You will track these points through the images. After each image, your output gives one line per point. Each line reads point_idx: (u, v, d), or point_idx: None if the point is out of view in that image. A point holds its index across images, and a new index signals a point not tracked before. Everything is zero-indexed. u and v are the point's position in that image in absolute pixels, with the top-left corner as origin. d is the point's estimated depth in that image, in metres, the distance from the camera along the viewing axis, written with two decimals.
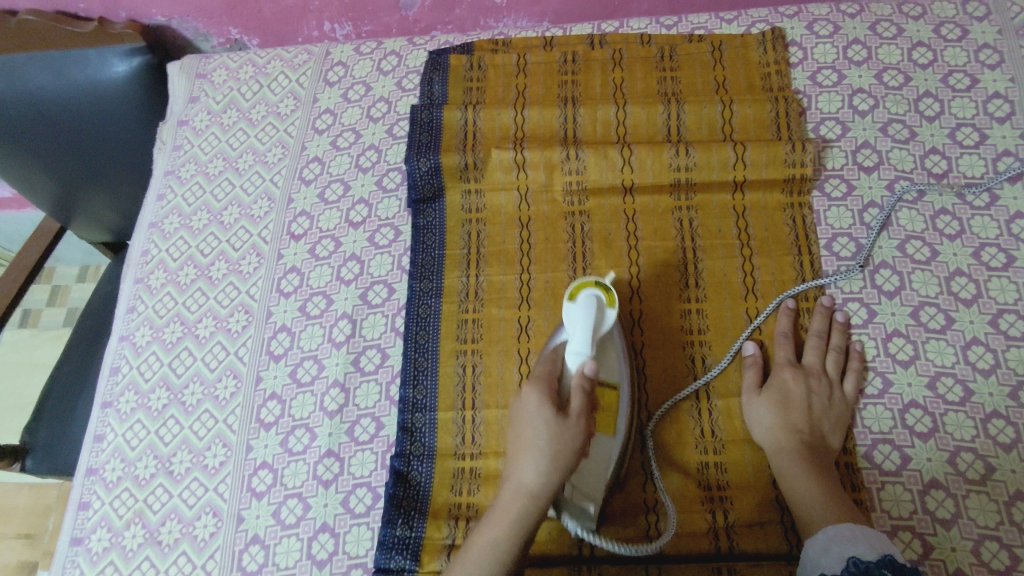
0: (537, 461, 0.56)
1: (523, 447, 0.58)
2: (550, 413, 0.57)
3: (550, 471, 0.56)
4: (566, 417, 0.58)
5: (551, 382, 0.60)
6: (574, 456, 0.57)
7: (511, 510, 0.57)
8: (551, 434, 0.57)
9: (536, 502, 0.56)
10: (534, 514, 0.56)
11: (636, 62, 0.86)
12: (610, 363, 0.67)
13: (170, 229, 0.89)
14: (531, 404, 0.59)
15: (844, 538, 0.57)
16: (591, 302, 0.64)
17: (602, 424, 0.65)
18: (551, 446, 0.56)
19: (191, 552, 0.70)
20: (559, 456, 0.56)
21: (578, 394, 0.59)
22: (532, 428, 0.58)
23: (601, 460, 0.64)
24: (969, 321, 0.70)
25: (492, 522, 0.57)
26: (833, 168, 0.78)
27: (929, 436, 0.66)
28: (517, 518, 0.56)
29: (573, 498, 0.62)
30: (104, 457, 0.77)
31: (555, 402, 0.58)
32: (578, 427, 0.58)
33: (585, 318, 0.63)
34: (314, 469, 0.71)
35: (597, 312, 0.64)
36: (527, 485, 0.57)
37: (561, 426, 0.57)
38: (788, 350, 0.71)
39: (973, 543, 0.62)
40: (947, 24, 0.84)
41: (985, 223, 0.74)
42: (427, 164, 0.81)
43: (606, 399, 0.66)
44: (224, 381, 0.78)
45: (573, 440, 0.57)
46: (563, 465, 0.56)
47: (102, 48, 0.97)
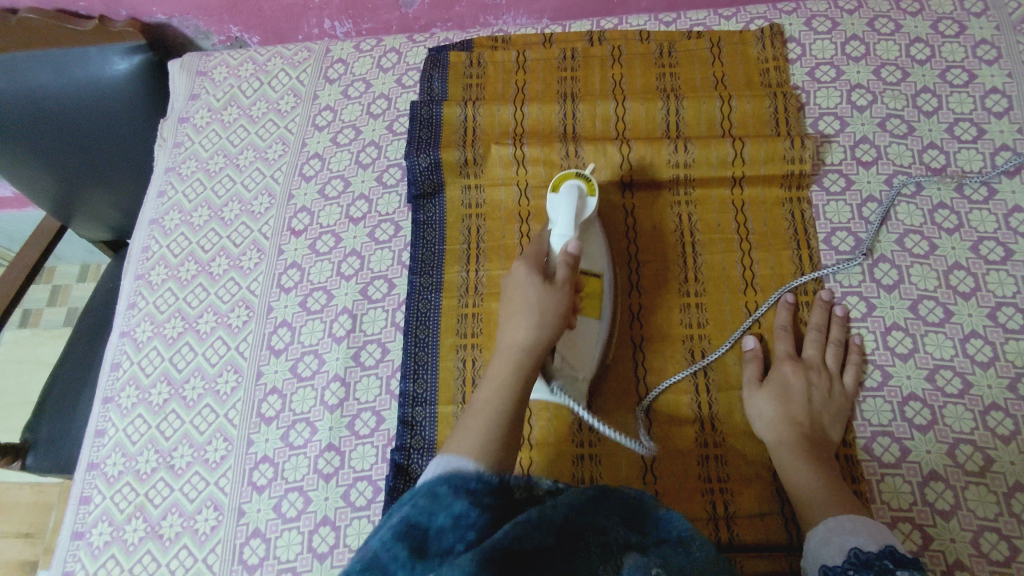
0: (527, 317, 0.59)
1: (512, 312, 0.60)
2: (537, 279, 0.61)
3: (539, 325, 0.59)
4: (551, 284, 0.61)
5: (536, 258, 0.63)
6: (560, 315, 0.60)
7: (507, 365, 0.58)
8: (540, 294, 0.60)
9: (530, 354, 0.58)
10: (530, 363, 0.58)
11: (636, 57, 0.86)
12: (592, 252, 0.71)
13: (171, 225, 0.89)
14: (518, 275, 0.61)
15: (844, 529, 0.57)
16: (572, 192, 0.68)
17: (586, 308, 0.68)
18: (539, 304, 0.59)
19: (192, 546, 0.70)
20: (547, 314, 0.59)
21: (562, 265, 0.62)
22: (521, 295, 0.60)
23: (586, 339, 0.68)
24: (967, 315, 0.70)
25: (489, 380, 0.57)
26: (831, 163, 0.79)
27: (928, 428, 0.66)
28: (515, 370, 0.57)
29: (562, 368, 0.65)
30: (105, 452, 0.77)
31: (540, 272, 0.62)
32: (563, 290, 0.61)
33: (568, 202, 0.67)
34: (314, 463, 0.72)
35: (579, 202, 0.68)
36: (518, 340, 0.58)
37: (547, 289, 0.60)
38: (787, 343, 0.71)
39: (972, 534, 0.62)
40: (945, 21, 0.84)
41: (983, 217, 0.74)
42: (427, 160, 0.81)
43: (589, 286, 0.69)
44: (225, 376, 0.78)
45: (558, 300, 0.60)
46: (552, 319, 0.59)
47: (102, 44, 0.96)
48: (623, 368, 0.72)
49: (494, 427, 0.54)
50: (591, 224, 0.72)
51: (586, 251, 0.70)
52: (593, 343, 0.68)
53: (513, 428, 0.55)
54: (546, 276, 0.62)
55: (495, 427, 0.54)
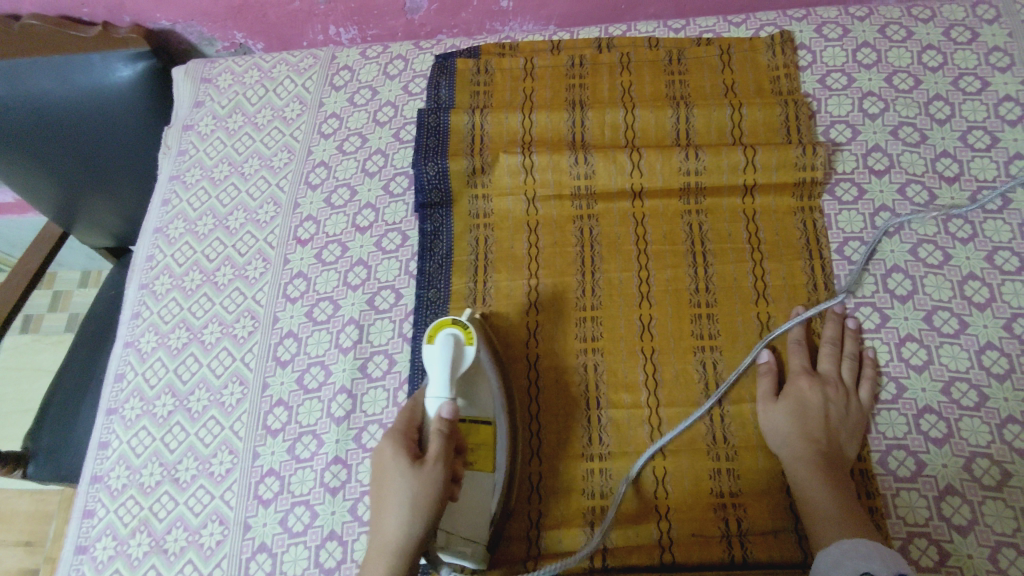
0: (398, 508, 0.57)
1: (384, 504, 0.58)
2: (406, 461, 0.59)
3: (410, 518, 0.57)
4: (421, 463, 0.58)
5: (408, 433, 0.61)
6: (433, 500, 0.57)
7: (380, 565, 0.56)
8: (409, 479, 0.58)
9: (404, 549, 0.56)
10: (403, 562, 0.56)
11: (644, 65, 0.86)
12: (479, 399, 0.67)
13: (175, 234, 0.88)
14: (386, 455, 0.60)
15: (858, 553, 0.56)
16: (447, 345, 0.65)
17: (481, 463, 0.65)
18: (409, 493, 0.57)
19: (197, 561, 0.69)
20: (420, 501, 0.57)
21: (435, 439, 0.59)
22: (391, 481, 0.58)
23: (478, 498, 0.64)
24: (982, 325, 0.69)
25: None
26: (843, 171, 0.78)
27: (944, 441, 0.65)
28: (387, 570, 0.56)
29: (448, 543, 0.62)
30: (108, 464, 0.76)
31: (411, 451, 0.60)
32: (435, 470, 0.58)
33: (442, 361, 0.64)
34: (321, 476, 0.71)
35: (455, 352, 0.65)
36: (391, 538, 0.57)
37: (416, 471, 0.58)
38: (803, 358, 0.70)
39: (990, 550, 0.61)
40: (957, 27, 0.83)
41: (997, 227, 0.73)
42: (435, 168, 0.80)
43: (481, 436, 0.66)
44: (231, 388, 0.77)
45: (432, 483, 0.58)
46: (425, 509, 0.57)
47: (106, 53, 0.96)
48: (632, 379, 0.71)
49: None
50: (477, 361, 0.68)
51: (471, 400, 0.66)
52: (485, 499, 0.64)
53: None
54: (418, 453, 0.60)
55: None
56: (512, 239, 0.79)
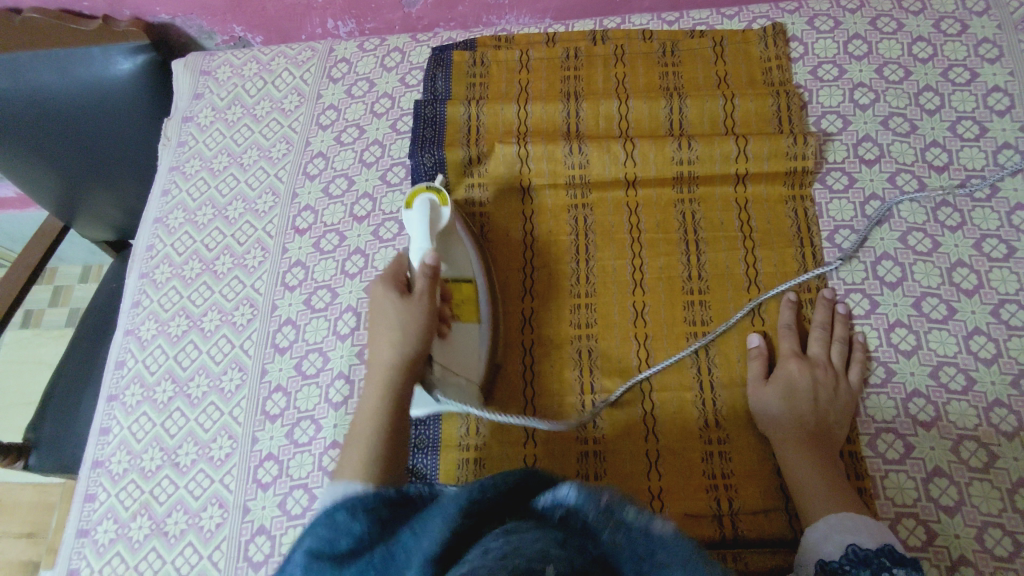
0: (391, 334, 0.61)
1: (378, 333, 0.62)
2: (395, 294, 0.63)
3: (402, 341, 0.61)
4: (410, 297, 0.63)
5: (397, 275, 0.65)
6: (422, 327, 0.62)
7: (377, 386, 0.60)
8: (400, 309, 0.62)
9: (400, 368, 0.60)
10: (399, 379, 0.60)
11: (638, 57, 0.87)
12: (457, 259, 0.72)
13: (175, 224, 0.89)
14: (378, 294, 0.64)
15: (845, 527, 0.58)
16: (424, 206, 0.71)
17: (463, 313, 0.70)
18: (400, 321, 0.61)
19: (197, 543, 0.70)
20: (410, 328, 0.61)
21: (421, 277, 0.63)
22: (383, 315, 0.62)
23: (466, 341, 0.70)
24: (971, 312, 0.70)
25: (365, 401, 0.60)
26: (834, 161, 0.79)
27: (932, 425, 0.67)
28: (385, 385, 0.60)
29: (443, 376, 0.66)
30: (109, 449, 0.77)
31: (400, 288, 0.64)
32: (422, 302, 0.62)
33: (421, 218, 0.70)
34: (319, 460, 0.72)
35: (432, 212, 0.71)
36: (386, 361, 0.60)
37: (406, 303, 0.62)
38: (792, 341, 0.71)
39: (976, 530, 0.62)
40: (947, 19, 0.84)
41: (985, 215, 0.74)
42: (432, 159, 0.81)
43: (463, 292, 0.71)
44: (230, 374, 0.78)
45: (420, 312, 0.62)
46: (415, 333, 0.61)
47: (106, 45, 0.97)
48: (625, 362, 0.73)
49: (371, 447, 0.56)
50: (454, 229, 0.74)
51: (450, 259, 0.72)
52: (473, 344, 0.70)
53: (392, 441, 0.57)
54: (406, 290, 0.64)
55: (373, 449, 0.56)
56: (508, 227, 0.80)
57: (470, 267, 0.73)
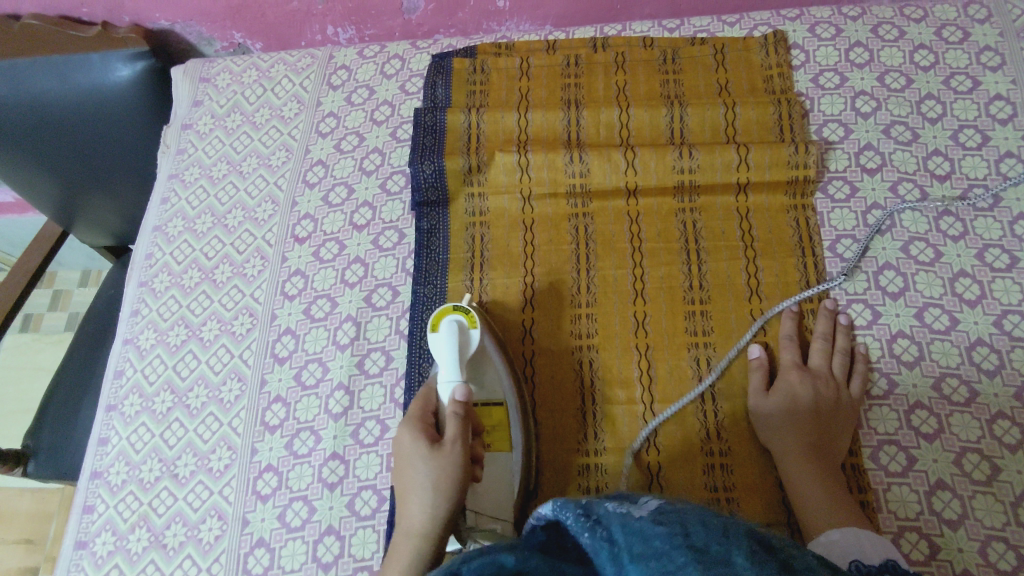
0: (422, 494, 0.60)
1: (407, 492, 0.61)
2: (426, 445, 0.61)
3: (433, 502, 0.60)
4: (441, 448, 0.61)
5: (425, 422, 0.64)
6: (455, 483, 0.60)
7: (406, 551, 0.58)
8: (430, 467, 0.60)
9: (430, 533, 0.59)
10: (429, 544, 0.59)
11: (639, 65, 0.86)
12: (490, 382, 0.69)
13: (174, 232, 0.89)
14: (405, 444, 0.63)
15: (848, 541, 0.58)
16: (453, 331, 0.68)
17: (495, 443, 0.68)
18: (430, 480, 0.60)
19: (195, 556, 0.70)
20: (440, 488, 0.60)
21: (451, 423, 0.62)
22: (412, 473, 0.61)
23: (499, 476, 0.67)
24: (973, 322, 0.70)
25: (391, 566, 0.58)
26: (836, 170, 0.79)
27: (935, 437, 0.66)
28: (415, 552, 0.58)
29: (477, 522, 0.65)
30: (108, 460, 0.77)
31: (429, 436, 0.63)
32: (454, 453, 0.61)
33: (450, 347, 0.67)
34: (319, 472, 0.72)
35: (460, 336, 0.68)
36: (416, 522, 0.60)
37: (436, 459, 0.61)
38: (793, 352, 0.71)
39: (980, 544, 0.62)
40: (949, 27, 0.84)
41: (988, 225, 0.74)
42: (432, 167, 0.80)
43: (495, 419, 0.69)
44: (229, 384, 0.78)
45: (452, 467, 0.61)
46: (447, 491, 0.60)
47: (105, 51, 0.96)
48: (626, 376, 0.72)
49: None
50: (483, 347, 0.70)
51: (481, 384, 0.69)
52: (505, 478, 0.67)
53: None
54: (436, 438, 0.63)
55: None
56: (510, 237, 0.79)
57: (501, 388, 0.69)
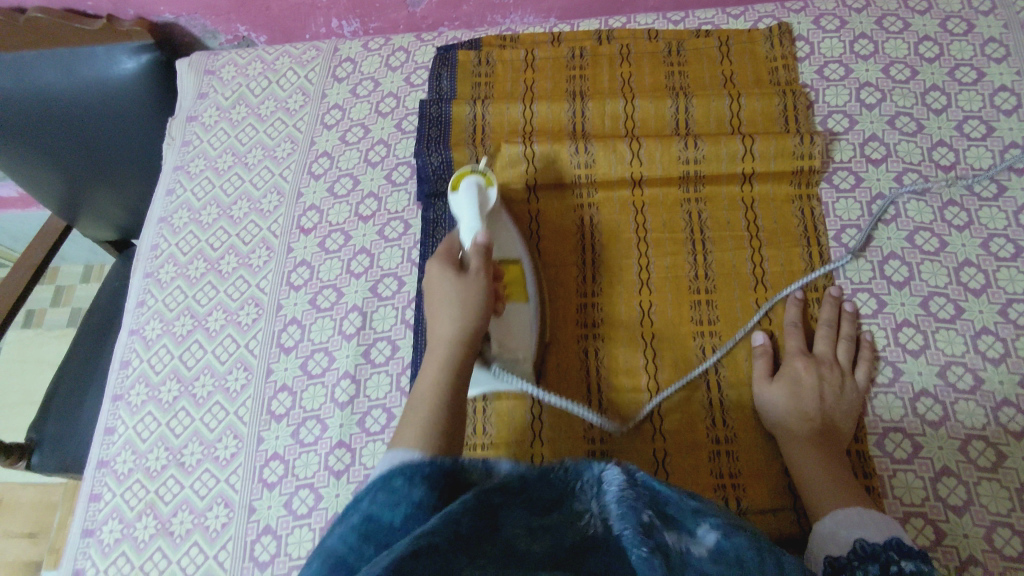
0: (451, 308, 0.61)
1: (436, 310, 0.62)
2: (452, 273, 0.63)
3: (462, 315, 0.61)
4: (466, 274, 0.63)
5: (449, 254, 0.66)
6: (481, 302, 0.62)
7: (436, 360, 0.59)
8: (457, 285, 0.62)
9: (459, 341, 0.60)
10: (459, 353, 0.60)
11: (644, 56, 0.87)
12: (503, 242, 0.73)
13: (180, 223, 0.89)
14: (433, 272, 0.64)
15: (852, 522, 0.58)
16: (470, 191, 0.71)
17: (513, 292, 0.70)
18: (459, 296, 0.62)
19: (202, 543, 0.70)
20: (469, 304, 0.61)
21: (475, 255, 0.64)
22: (440, 291, 0.63)
23: (520, 323, 0.69)
24: (978, 311, 0.70)
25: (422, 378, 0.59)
26: (841, 160, 0.79)
27: (940, 424, 0.66)
28: (445, 360, 0.59)
29: (500, 353, 0.67)
30: (114, 449, 0.77)
31: (455, 266, 0.64)
32: (479, 280, 0.63)
33: (469, 201, 0.70)
34: (325, 460, 0.72)
35: (479, 193, 0.71)
36: (446, 333, 0.60)
37: (462, 279, 0.62)
38: (798, 339, 0.71)
39: (986, 530, 0.62)
40: (953, 19, 0.84)
41: (993, 214, 0.74)
42: (438, 158, 0.81)
43: (510, 272, 0.71)
44: (235, 373, 0.78)
45: (477, 288, 0.62)
46: (474, 307, 0.61)
47: (110, 44, 0.96)
48: (632, 363, 0.72)
49: (432, 417, 0.55)
50: (498, 214, 0.73)
51: (497, 242, 0.72)
52: (525, 325, 0.69)
53: (451, 410, 0.56)
54: (461, 267, 0.64)
55: (433, 418, 0.55)
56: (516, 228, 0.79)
57: (517, 250, 0.73)
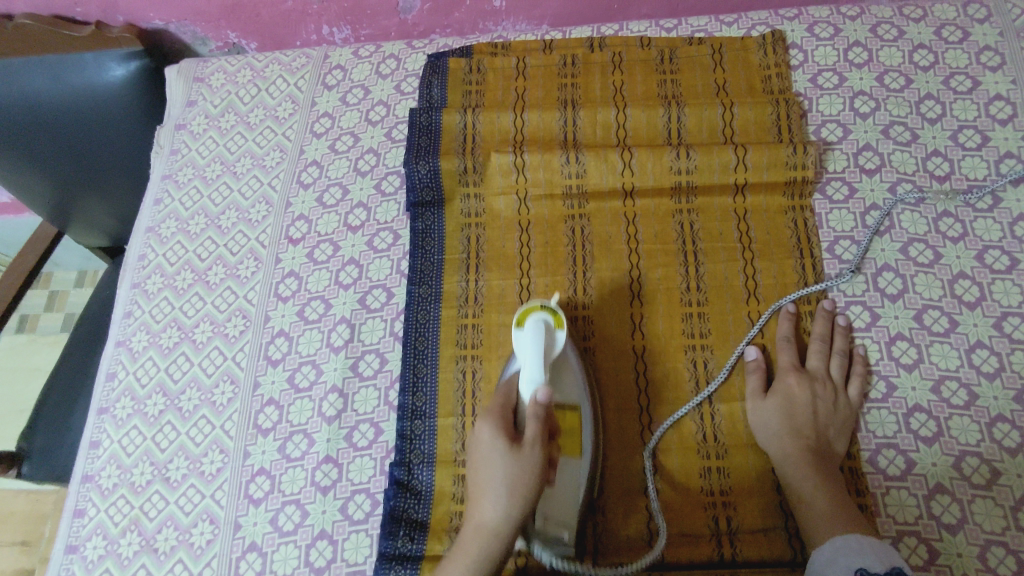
0: (496, 493, 0.56)
1: (481, 486, 0.57)
2: (505, 444, 0.57)
3: (508, 504, 0.55)
4: (520, 448, 0.57)
5: (504, 416, 0.60)
6: (530, 489, 0.56)
7: (473, 548, 0.55)
8: (508, 465, 0.56)
9: (498, 535, 0.55)
10: (496, 548, 0.55)
11: (636, 64, 0.86)
12: (565, 386, 0.66)
13: (167, 233, 0.88)
14: (484, 438, 0.58)
15: (852, 549, 0.56)
16: (537, 331, 0.63)
17: (569, 447, 0.64)
18: (507, 480, 0.55)
19: (187, 560, 0.69)
20: (516, 488, 0.55)
21: (532, 425, 0.57)
22: (488, 465, 0.56)
23: (568, 485, 0.63)
24: (973, 325, 0.69)
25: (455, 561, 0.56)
26: (834, 170, 0.78)
27: (934, 440, 0.66)
28: (480, 557, 0.55)
29: (544, 528, 0.63)
30: (99, 463, 0.76)
31: (509, 435, 0.58)
32: (533, 457, 0.56)
33: (535, 344, 0.62)
34: (311, 475, 0.71)
35: (547, 334, 0.64)
36: (489, 522, 0.55)
37: (515, 458, 0.56)
38: (791, 354, 0.70)
39: (980, 549, 0.61)
40: (948, 26, 0.83)
41: (988, 226, 0.73)
42: (427, 167, 0.80)
43: (568, 422, 0.65)
44: (222, 386, 0.77)
45: (529, 471, 0.56)
46: (523, 494, 0.55)
47: (99, 52, 0.95)
48: (624, 380, 0.71)
49: None
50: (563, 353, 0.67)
51: (558, 387, 0.66)
52: (575, 487, 0.64)
53: None
54: (515, 437, 0.58)
55: None
56: (506, 240, 0.78)
57: (578, 395, 0.66)
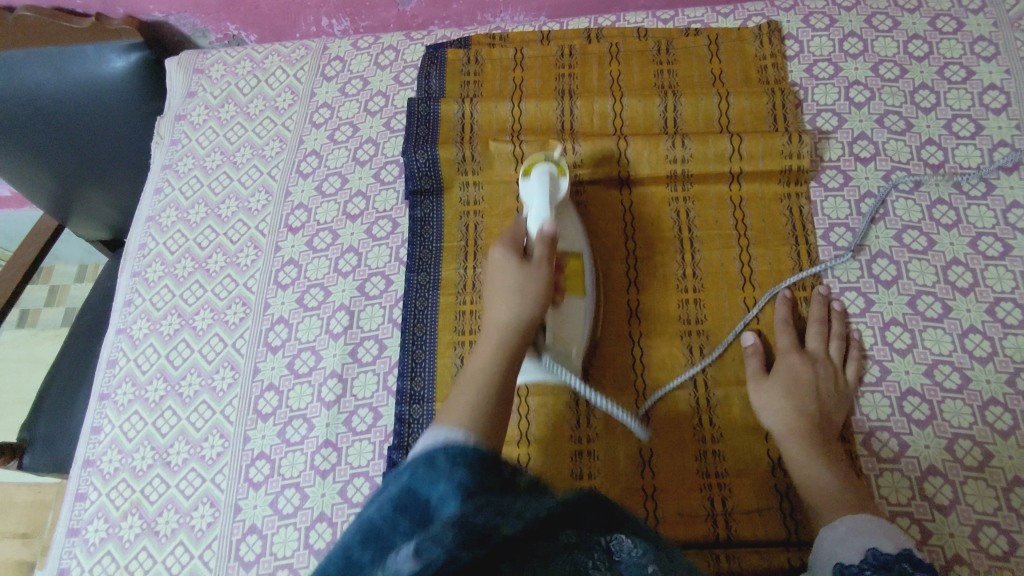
0: (508, 298, 0.61)
1: (494, 294, 0.62)
2: (514, 259, 0.63)
3: (520, 302, 0.61)
4: (529, 262, 0.63)
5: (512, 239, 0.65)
6: (539, 293, 0.62)
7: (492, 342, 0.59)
8: (518, 275, 0.62)
9: (513, 325, 0.60)
10: (512, 339, 0.59)
11: (633, 54, 0.86)
12: (568, 231, 0.72)
13: (168, 222, 0.89)
14: (495, 257, 0.63)
15: (861, 531, 0.57)
16: (542, 176, 0.70)
17: (573, 284, 0.69)
18: (518, 286, 0.61)
19: (188, 543, 0.70)
20: (526, 292, 0.61)
21: (539, 243, 0.64)
22: (500, 275, 0.62)
23: (575, 314, 0.68)
24: (965, 310, 0.70)
25: (479, 356, 0.59)
26: (829, 159, 0.79)
27: (927, 423, 0.66)
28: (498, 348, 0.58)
29: (554, 345, 0.66)
30: (101, 448, 0.77)
31: (518, 252, 0.64)
32: (540, 270, 0.63)
33: (540, 186, 0.69)
34: (311, 459, 0.71)
35: (551, 181, 0.71)
36: (503, 319, 0.60)
37: (523, 268, 0.62)
38: (788, 338, 0.71)
39: (972, 529, 0.62)
40: (943, 17, 0.84)
41: (981, 213, 0.74)
42: (425, 157, 0.80)
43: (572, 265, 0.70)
44: (222, 372, 0.78)
45: (537, 278, 0.62)
46: (532, 297, 0.61)
47: (99, 44, 0.96)
48: (621, 363, 0.72)
49: (479, 397, 0.54)
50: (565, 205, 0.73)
51: (563, 232, 0.71)
52: (581, 318, 0.68)
53: (498, 396, 0.55)
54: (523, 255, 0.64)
55: (479, 401, 0.53)
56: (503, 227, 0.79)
57: (580, 243, 0.71)
